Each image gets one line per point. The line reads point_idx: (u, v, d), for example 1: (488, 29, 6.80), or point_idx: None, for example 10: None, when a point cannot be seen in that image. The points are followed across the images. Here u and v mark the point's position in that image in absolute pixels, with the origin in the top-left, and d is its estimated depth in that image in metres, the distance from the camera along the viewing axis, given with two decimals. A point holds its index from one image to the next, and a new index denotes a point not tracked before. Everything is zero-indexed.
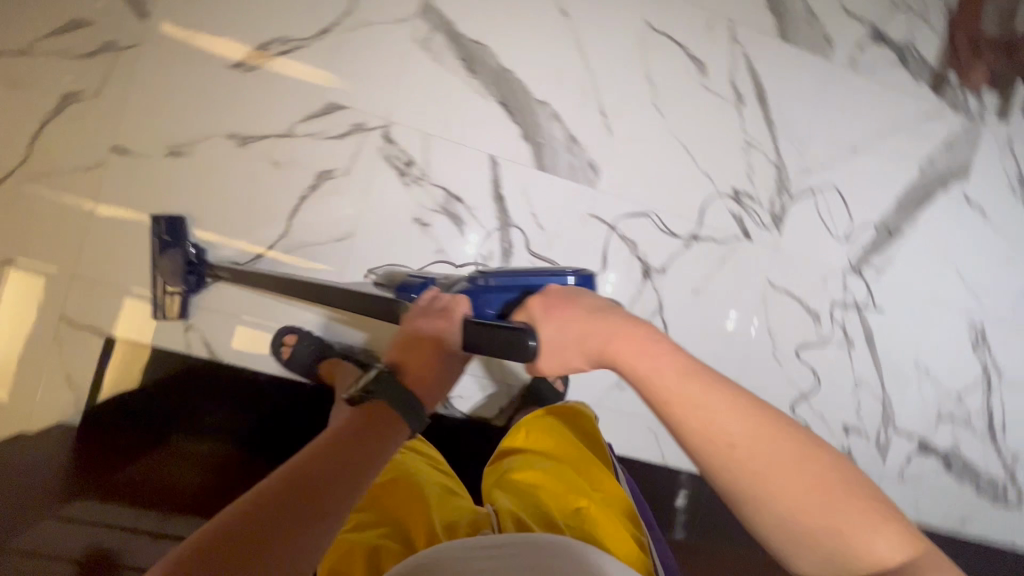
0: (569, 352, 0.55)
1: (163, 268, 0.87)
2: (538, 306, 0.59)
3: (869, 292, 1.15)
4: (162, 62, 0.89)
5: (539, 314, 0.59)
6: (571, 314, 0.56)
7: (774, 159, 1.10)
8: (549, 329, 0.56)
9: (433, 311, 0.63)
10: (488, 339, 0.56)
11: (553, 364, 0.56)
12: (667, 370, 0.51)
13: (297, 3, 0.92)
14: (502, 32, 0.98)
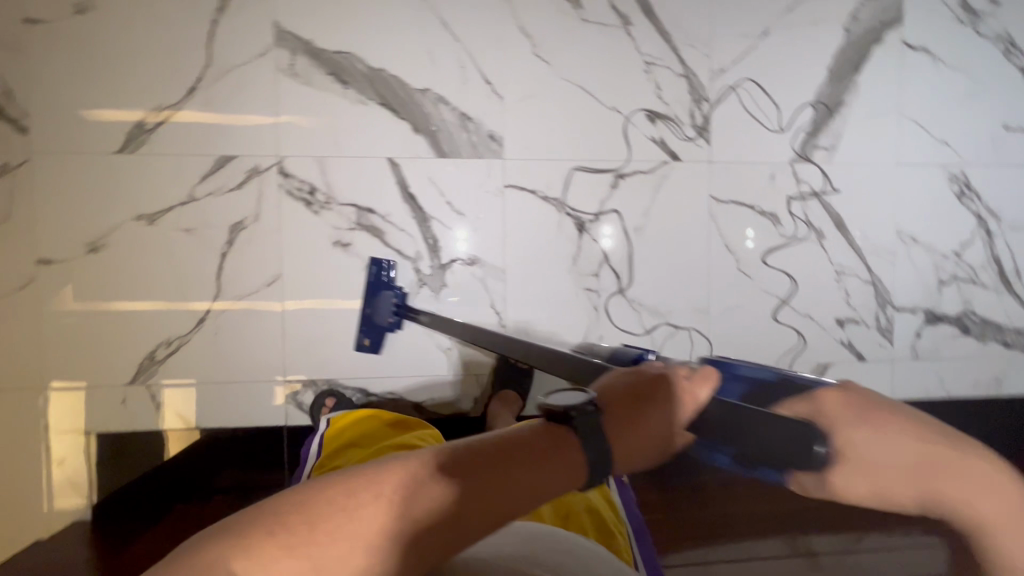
0: (890, 477, 0.32)
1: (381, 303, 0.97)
2: (835, 398, 0.34)
3: (826, 176, 1.08)
4: (55, 169, 0.92)
5: (837, 408, 0.33)
6: (904, 422, 0.33)
7: (681, 70, 1.03)
8: (866, 437, 0.32)
9: (667, 383, 0.38)
10: (785, 441, 0.31)
11: (859, 486, 0.32)
12: (980, 483, 0.33)
13: (156, 71, 0.93)
14: (358, 33, 0.96)
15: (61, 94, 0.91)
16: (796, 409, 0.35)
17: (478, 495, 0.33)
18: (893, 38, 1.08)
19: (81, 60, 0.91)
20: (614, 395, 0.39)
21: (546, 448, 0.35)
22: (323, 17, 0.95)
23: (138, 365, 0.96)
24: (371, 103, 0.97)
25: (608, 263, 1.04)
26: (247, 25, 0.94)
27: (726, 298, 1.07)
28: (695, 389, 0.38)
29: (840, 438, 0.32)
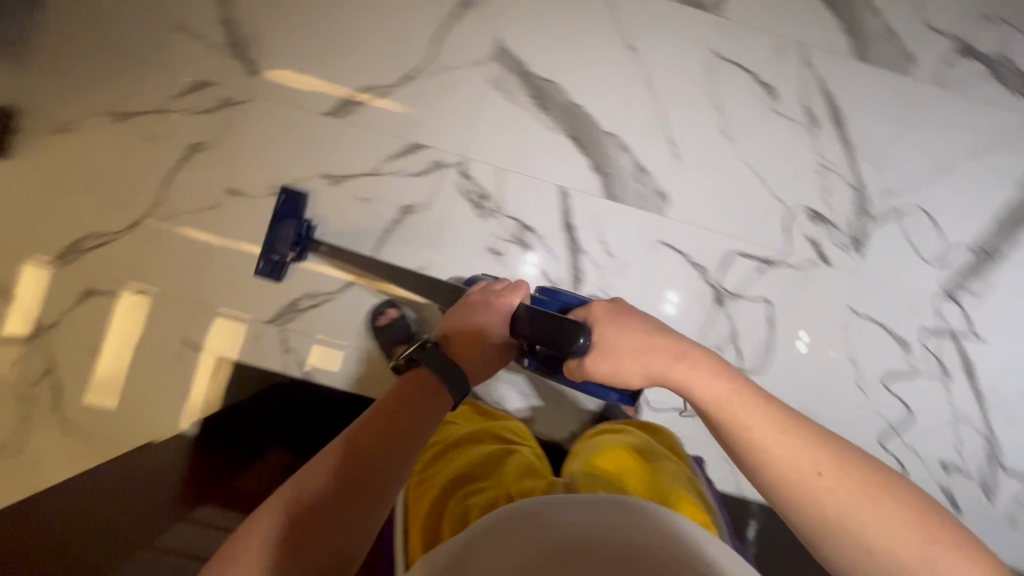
0: (651, 359, 0.65)
1: (278, 232, 0.97)
2: (604, 308, 0.70)
3: (968, 319, 1.08)
4: (270, 113, 1.00)
5: (603, 315, 0.69)
6: (637, 329, 0.67)
7: (853, 181, 1.06)
8: (608, 331, 0.68)
9: (477, 306, 0.76)
10: (546, 322, 0.68)
11: (598, 363, 0.67)
12: (738, 400, 0.60)
13: (383, 53, 1.00)
14: (570, 69, 1.02)
15: (298, 52, 1.00)
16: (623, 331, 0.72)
17: (359, 471, 0.53)
18: None
19: (325, 27, 1.00)
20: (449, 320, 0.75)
21: (376, 431, 0.56)
22: (542, 46, 1.02)
23: (279, 307, 1.01)
24: (561, 133, 1.02)
25: (733, 341, 1.05)
26: (475, 34, 1.01)
27: (839, 409, 1.06)
28: (502, 313, 0.74)
29: (596, 335, 0.68)
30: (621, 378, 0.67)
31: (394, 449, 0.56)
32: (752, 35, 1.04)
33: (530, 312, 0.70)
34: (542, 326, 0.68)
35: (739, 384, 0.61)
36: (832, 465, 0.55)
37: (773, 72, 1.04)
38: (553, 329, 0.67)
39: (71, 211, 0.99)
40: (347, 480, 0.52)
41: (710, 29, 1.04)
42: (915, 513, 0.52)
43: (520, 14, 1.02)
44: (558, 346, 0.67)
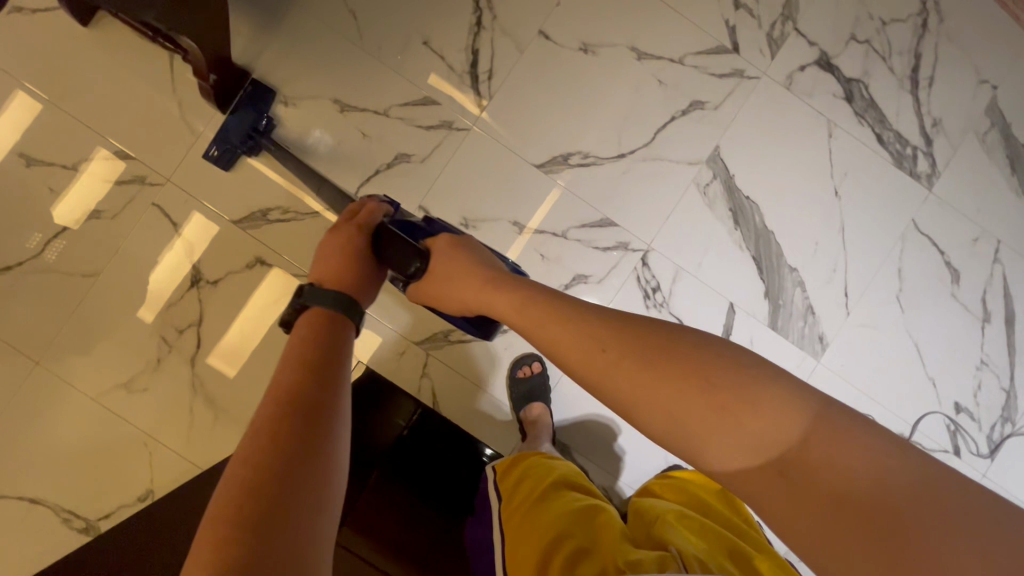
0: (458, 276, 0.67)
1: (236, 120, 0.96)
2: (444, 241, 0.71)
3: None
4: (482, 148, 1.02)
5: (440, 247, 0.71)
6: (452, 250, 0.70)
7: (1005, 386, 1.07)
8: (444, 263, 0.69)
9: (336, 231, 0.71)
10: (401, 255, 0.68)
11: (436, 290, 0.69)
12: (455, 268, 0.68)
13: (606, 125, 1.02)
14: (773, 195, 1.04)
15: (527, 98, 1.02)
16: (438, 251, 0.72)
17: (302, 410, 0.45)
18: None
19: (560, 84, 1.02)
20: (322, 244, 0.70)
21: (297, 371, 0.49)
22: (753, 164, 1.04)
23: (430, 331, 1.02)
24: (747, 253, 1.03)
25: None
26: (696, 135, 1.03)
27: None
28: (361, 233, 0.70)
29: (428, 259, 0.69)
30: (444, 302, 0.70)
31: (321, 390, 0.48)
32: (952, 217, 1.06)
33: (387, 234, 0.69)
34: (401, 256, 0.68)
35: (633, 368, 0.46)
36: (716, 411, 0.42)
37: (961, 256, 1.06)
38: (403, 259, 0.68)
39: (268, 179, 1.01)
40: (285, 436, 0.42)
41: (915, 198, 1.06)
42: (786, 436, 0.40)
43: (744, 129, 1.04)
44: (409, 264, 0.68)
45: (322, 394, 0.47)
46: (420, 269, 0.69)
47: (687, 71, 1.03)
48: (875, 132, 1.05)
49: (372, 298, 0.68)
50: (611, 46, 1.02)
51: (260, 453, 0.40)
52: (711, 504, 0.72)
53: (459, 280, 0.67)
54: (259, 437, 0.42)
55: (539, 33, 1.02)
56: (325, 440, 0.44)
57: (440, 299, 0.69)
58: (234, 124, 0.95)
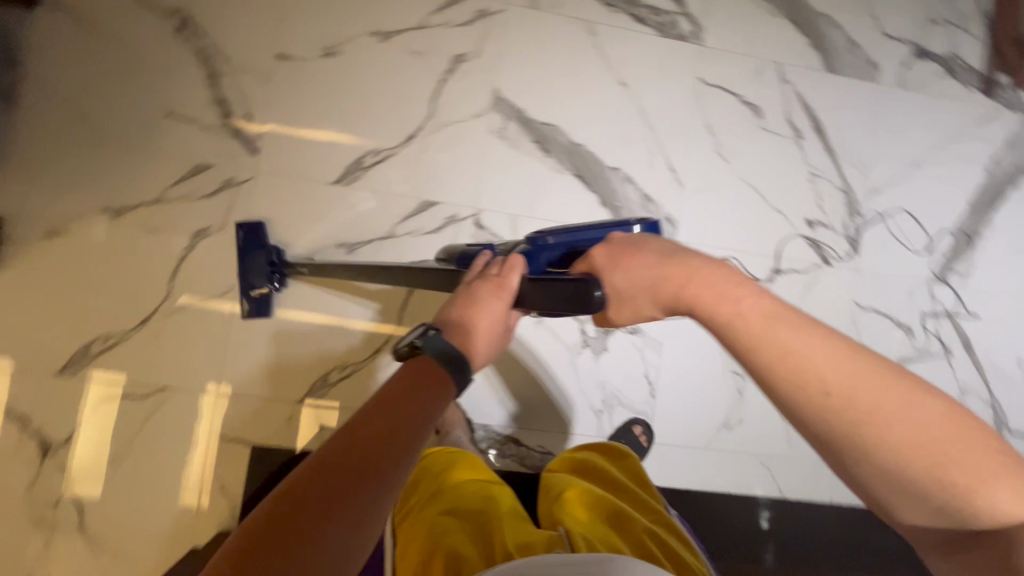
0: (642, 295, 0.54)
1: (251, 262, 0.94)
2: (602, 254, 0.57)
3: (959, 298, 1.15)
4: (274, 190, 0.98)
5: (603, 260, 0.57)
6: (641, 260, 0.54)
7: (841, 185, 1.13)
8: (617, 278, 0.55)
9: (468, 294, 0.61)
10: (555, 290, 0.56)
11: (624, 311, 0.56)
12: (685, 273, 0.52)
13: (383, 115, 1.00)
14: (568, 111, 1.05)
15: (296, 123, 0.98)
16: (578, 268, 0.60)
17: (358, 463, 0.43)
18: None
19: (321, 96, 0.99)
20: (447, 305, 0.61)
21: (377, 424, 0.46)
22: (536, 91, 1.04)
23: (310, 383, 0.98)
24: (568, 173, 1.05)
25: None
26: (471, 87, 1.03)
27: None
28: (501, 293, 0.60)
29: (600, 280, 0.55)
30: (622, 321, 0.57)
31: (385, 451, 0.44)
32: (731, 61, 1.10)
33: (543, 287, 0.57)
34: (561, 294, 0.55)
35: (849, 357, 0.45)
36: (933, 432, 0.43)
37: (754, 90, 1.10)
38: (563, 295, 0.55)
39: (73, 317, 0.93)
40: (322, 488, 0.41)
41: (692, 56, 1.09)
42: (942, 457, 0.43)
43: (511, 62, 1.04)
44: (568, 302, 0.55)
45: (387, 454, 0.44)
46: (599, 295, 0.54)
47: (434, 32, 1.02)
48: (630, 14, 1.07)
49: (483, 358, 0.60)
50: (352, 40, 1.00)
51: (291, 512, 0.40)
52: (613, 471, 0.80)
53: (636, 286, 0.54)
54: (315, 478, 0.41)
55: (275, 56, 0.98)
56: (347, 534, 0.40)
57: (620, 321, 0.57)
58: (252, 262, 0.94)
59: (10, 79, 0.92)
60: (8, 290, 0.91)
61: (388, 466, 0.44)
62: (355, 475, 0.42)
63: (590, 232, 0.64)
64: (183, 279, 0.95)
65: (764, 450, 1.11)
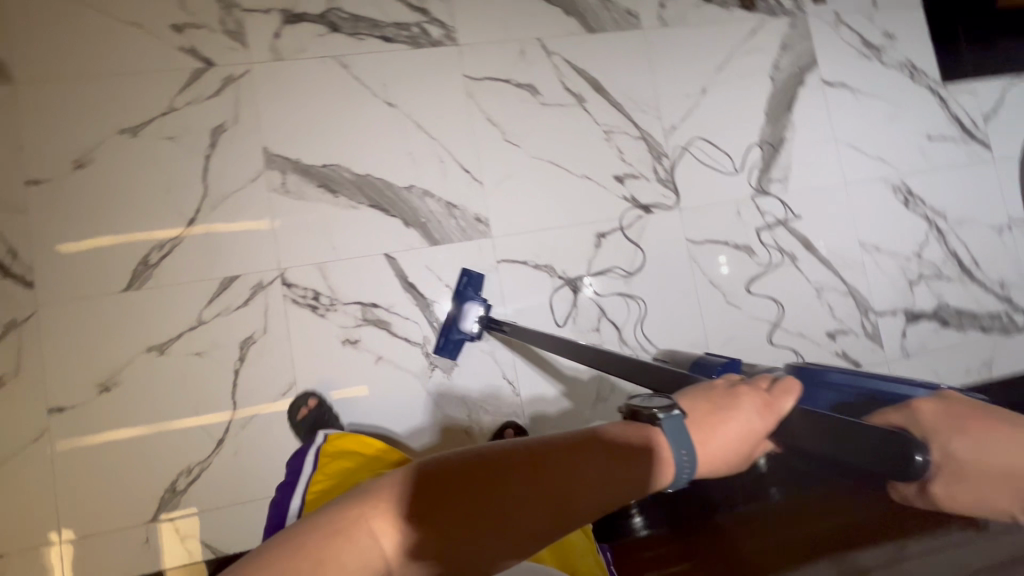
0: (987, 484, 0.28)
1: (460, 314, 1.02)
2: (932, 410, 0.32)
3: (785, 205, 1.17)
4: (64, 316, 0.94)
5: (938, 422, 0.31)
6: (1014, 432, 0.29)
7: (638, 133, 1.14)
8: (966, 448, 0.29)
9: (726, 388, 0.37)
10: (838, 432, 0.32)
11: (958, 497, 0.29)
12: None
13: (156, 209, 0.98)
14: (345, 147, 1.04)
15: (67, 243, 0.95)
16: (889, 419, 0.33)
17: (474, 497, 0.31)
18: (812, 67, 1.22)
19: (86, 209, 0.96)
20: (697, 386, 0.39)
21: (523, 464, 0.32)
22: (305, 138, 1.03)
23: (159, 498, 0.94)
24: (363, 207, 1.03)
25: (605, 316, 1.09)
26: (240, 154, 1.01)
27: (726, 330, 1.12)
28: (767, 416, 0.36)
29: (942, 448, 0.29)
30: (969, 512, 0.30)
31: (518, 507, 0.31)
32: (492, 50, 1.11)
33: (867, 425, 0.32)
34: (865, 450, 0.31)
35: None
36: None
37: (524, 70, 1.11)
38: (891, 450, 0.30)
39: None
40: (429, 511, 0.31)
41: (453, 58, 1.09)
42: None
43: (273, 118, 1.03)
44: (871, 469, 0.30)
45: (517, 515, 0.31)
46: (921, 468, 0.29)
47: (185, 113, 1.01)
48: (378, 36, 1.07)
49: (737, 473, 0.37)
50: (102, 145, 0.98)
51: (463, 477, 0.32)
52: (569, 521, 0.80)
53: (998, 473, 0.28)
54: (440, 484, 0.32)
55: (24, 183, 0.95)
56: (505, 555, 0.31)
57: (951, 506, 0.30)
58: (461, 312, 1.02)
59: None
60: None
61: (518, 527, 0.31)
62: (553, 493, 0.32)
63: (891, 391, 0.37)
64: None
65: None
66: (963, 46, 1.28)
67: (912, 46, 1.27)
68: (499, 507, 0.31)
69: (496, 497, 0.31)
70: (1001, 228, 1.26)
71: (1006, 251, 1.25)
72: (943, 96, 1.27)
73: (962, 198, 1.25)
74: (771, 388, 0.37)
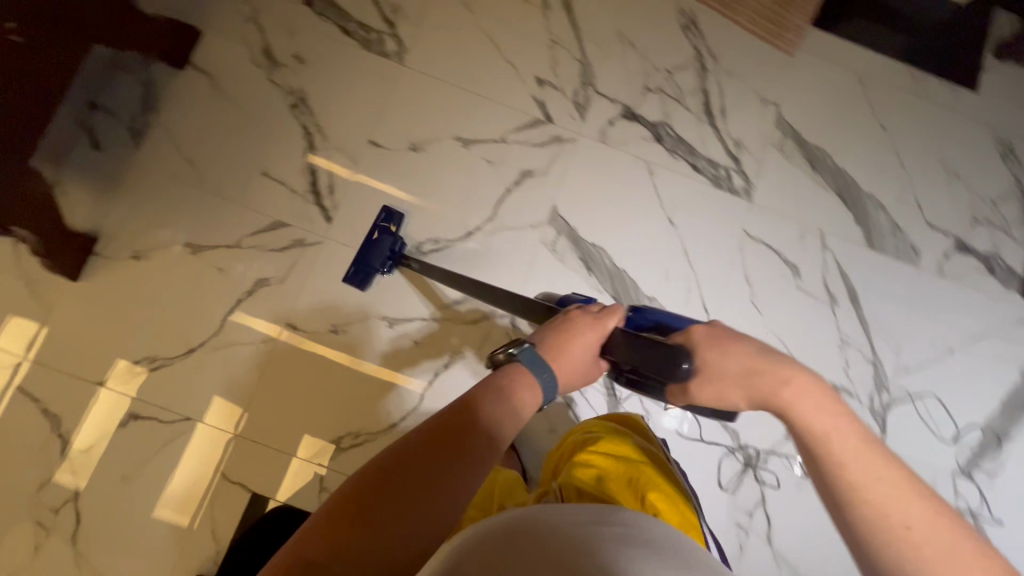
0: (720, 375, 0.66)
1: (377, 246, 1.05)
2: (703, 334, 0.68)
3: (984, 499, 1.11)
4: (338, 256, 1.07)
5: (702, 339, 0.68)
6: (741, 349, 0.65)
7: (871, 357, 1.14)
8: (710, 355, 0.66)
9: (572, 323, 0.74)
10: (641, 346, 0.70)
11: (701, 384, 0.67)
12: (758, 360, 0.64)
13: (448, 210, 1.10)
14: (617, 238, 1.13)
15: (372, 205, 1.09)
16: (678, 338, 0.70)
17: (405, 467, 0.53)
18: None
19: (400, 184, 1.10)
20: (542, 330, 0.74)
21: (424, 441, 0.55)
22: (590, 214, 1.13)
23: (322, 444, 1.01)
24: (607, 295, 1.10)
25: (763, 506, 1.08)
26: (533, 200, 1.12)
27: None
28: (595, 337, 0.73)
29: (699, 357, 0.67)
30: (721, 401, 0.67)
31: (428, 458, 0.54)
32: (778, 221, 1.17)
33: (643, 343, 0.69)
34: (650, 351, 0.69)
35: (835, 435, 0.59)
36: (920, 514, 0.53)
37: (796, 250, 1.16)
38: (660, 353, 0.68)
39: (130, 332, 1.00)
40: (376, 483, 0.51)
41: (741, 211, 1.17)
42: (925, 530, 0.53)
43: (573, 185, 1.14)
44: (647, 363, 0.69)
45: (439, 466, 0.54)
46: (686, 369, 0.67)
47: (510, 147, 1.13)
48: (690, 163, 1.17)
49: (585, 375, 0.74)
50: (437, 140, 1.12)
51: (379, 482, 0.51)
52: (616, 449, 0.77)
53: (726, 370, 0.65)
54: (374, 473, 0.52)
55: (368, 142, 1.10)
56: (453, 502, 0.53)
57: (704, 393, 0.67)
58: (383, 240, 1.05)
59: (145, 122, 1.07)
60: (82, 300, 1.00)
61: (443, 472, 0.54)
62: (449, 441, 0.55)
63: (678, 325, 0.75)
64: (237, 320, 1.03)
65: None
66: None
67: None
68: (426, 465, 0.53)
69: (420, 457, 0.53)
70: None
71: None
72: None
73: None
74: (584, 329, 0.73)
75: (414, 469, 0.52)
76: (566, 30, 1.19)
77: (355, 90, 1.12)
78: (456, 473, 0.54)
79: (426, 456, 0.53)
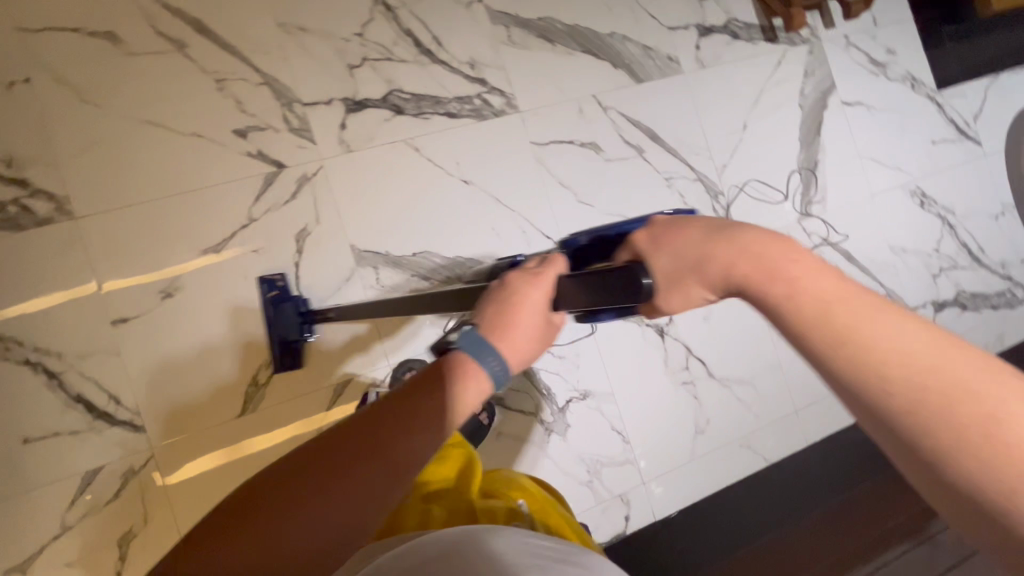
0: (686, 282, 0.36)
1: None
2: (642, 235, 0.38)
3: (827, 224, 1.28)
4: (182, 452, 0.92)
5: (645, 246, 0.38)
6: (690, 233, 0.36)
7: (693, 175, 1.20)
8: (664, 261, 0.37)
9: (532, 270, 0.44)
10: (600, 290, 0.38)
11: (674, 302, 0.37)
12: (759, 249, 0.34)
13: (256, 328, 0.96)
14: (429, 233, 1.04)
15: (170, 381, 0.92)
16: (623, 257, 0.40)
17: (321, 465, 0.34)
18: (828, 85, 1.31)
19: (183, 341, 0.92)
20: (479, 305, 0.44)
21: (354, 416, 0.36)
22: (387, 227, 1.02)
23: None
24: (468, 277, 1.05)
25: (691, 355, 1.17)
26: (328, 254, 1.00)
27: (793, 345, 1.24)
28: (535, 285, 0.43)
29: (654, 264, 0.37)
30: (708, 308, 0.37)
31: (359, 434, 0.35)
32: (551, 112, 1.12)
33: (580, 283, 0.39)
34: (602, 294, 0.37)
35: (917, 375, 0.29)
36: None
37: (583, 127, 1.14)
38: (611, 282, 0.37)
39: None
40: (290, 488, 0.34)
41: (520, 126, 1.10)
42: None
43: (353, 214, 1.01)
44: (608, 300, 0.37)
45: (373, 448, 0.35)
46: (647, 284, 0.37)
47: (266, 221, 0.97)
48: (443, 113, 1.07)
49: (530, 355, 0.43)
50: (185, 270, 0.93)
51: (234, 531, 0.33)
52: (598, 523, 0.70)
53: (708, 268, 0.35)
54: (267, 486, 0.34)
55: (112, 324, 0.90)
56: (401, 438, 0.36)
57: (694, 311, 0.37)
58: None
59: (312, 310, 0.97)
60: None
61: (382, 451, 0.35)
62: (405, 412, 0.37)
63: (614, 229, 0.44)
64: None
65: (740, 429, 1.18)
66: (953, 56, 1.41)
67: (911, 59, 1.38)
68: (346, 449, 0.35)
69: (340, 448, 0.35)
70: (997, 215, 1.42)
71: (1004, 235, 1.42)
72: (940, 102, 1.40)
73: (965, 193, 1.40)
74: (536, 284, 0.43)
75: (310, 476, 0.34)
76: (223, 58, 0.97)
77: (47, 280, 0.88)
78: (392, 450, 0.35)
79: (344, 443, 0.35)
